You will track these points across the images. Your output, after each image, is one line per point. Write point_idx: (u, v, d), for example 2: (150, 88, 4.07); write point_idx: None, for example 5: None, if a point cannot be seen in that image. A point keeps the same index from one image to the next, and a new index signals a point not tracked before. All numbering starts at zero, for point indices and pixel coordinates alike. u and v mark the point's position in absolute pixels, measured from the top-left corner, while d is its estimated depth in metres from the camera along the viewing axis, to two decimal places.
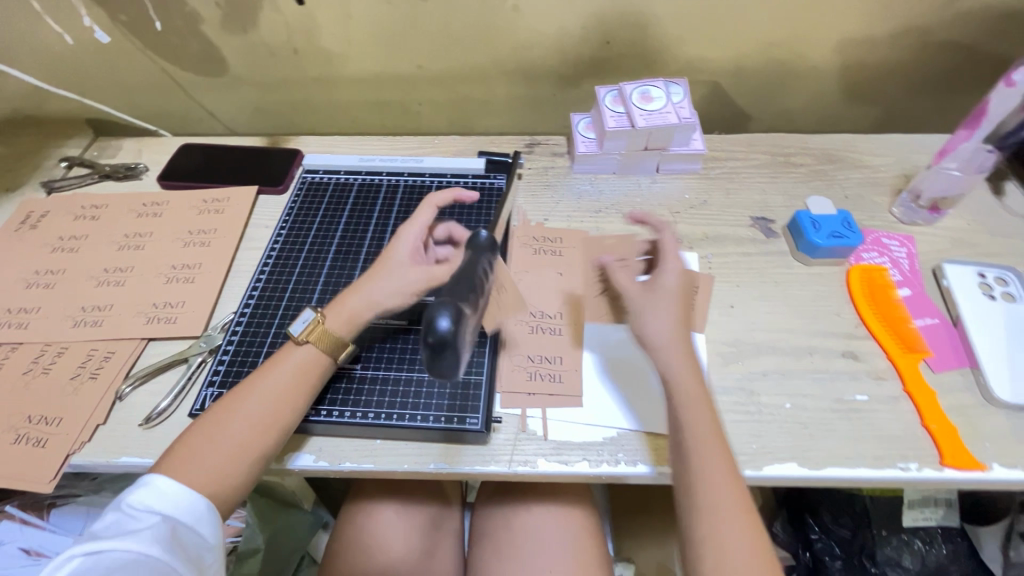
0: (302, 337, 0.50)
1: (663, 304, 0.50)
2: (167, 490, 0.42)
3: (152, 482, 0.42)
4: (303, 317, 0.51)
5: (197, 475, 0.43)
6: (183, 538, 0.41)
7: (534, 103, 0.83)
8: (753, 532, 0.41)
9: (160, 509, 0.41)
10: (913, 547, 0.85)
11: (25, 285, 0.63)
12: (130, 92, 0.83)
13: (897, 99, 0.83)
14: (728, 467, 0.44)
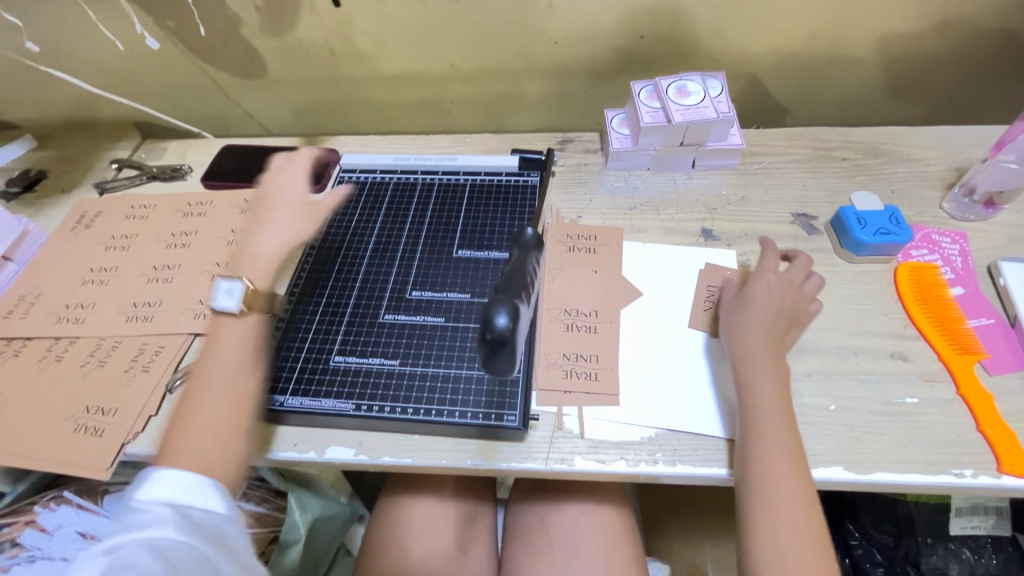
0: (245, 308, 0.53)
1: (758, 314, 0.53)
2: (173, 480, 0.43)
3: (158, 478, 0.43)
4: (226, 289, 0.54)
5: (202, 457, 0.45)
6: (199, 519, 0.41)
7: (566, 99, 0.83)
8: (820, 551, 0.43)
9: (169, 496, 0.42)
10: (960, 557, 0.82)
11: (81, 282, 0.66)
12: (174, 95, 0.86)
13: (948, 89, 0.80)
14: (803, 487, 0.45)
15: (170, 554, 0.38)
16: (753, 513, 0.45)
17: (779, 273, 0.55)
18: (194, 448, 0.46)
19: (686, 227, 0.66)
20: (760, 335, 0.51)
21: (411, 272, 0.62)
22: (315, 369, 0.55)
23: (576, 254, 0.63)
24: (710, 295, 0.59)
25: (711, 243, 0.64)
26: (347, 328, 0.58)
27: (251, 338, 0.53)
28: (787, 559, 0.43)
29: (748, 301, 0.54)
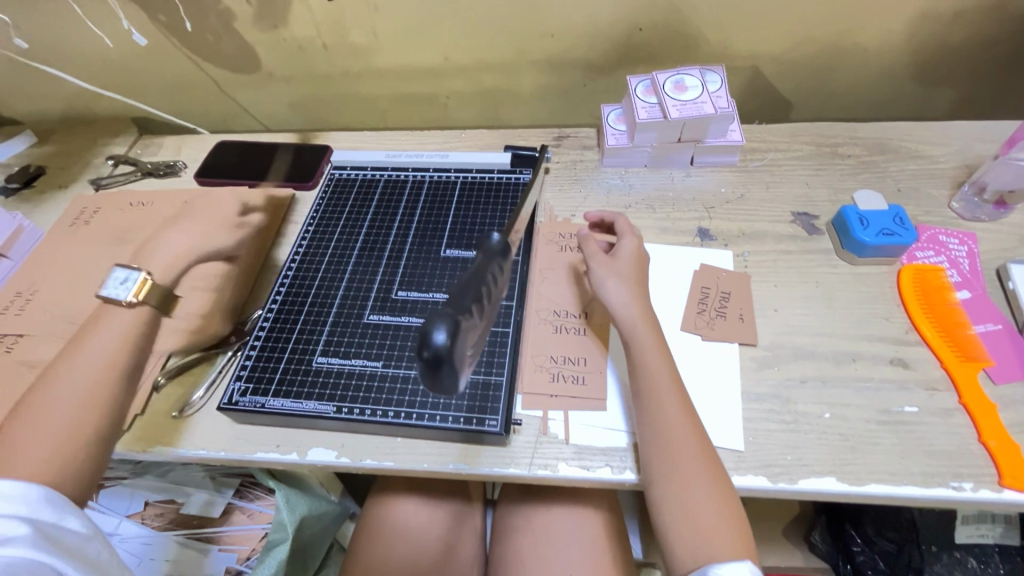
0: (131, 298, 0.48)
1: (622, 275, 0.53)
2: (9, 490, 0.40)
3: (7, 482, 0.40)
4: (116, 277, 0.48)
5: (29, 462, 0.41)
6: (51, 535, 0.40)
7: (563, 94, 0.81)
8: (726, 509, 0.42)
9: (25, 508, 0.39)
10: (965, 566, 0.80)
11: (75, 280, 0.66)
12: (170, 90, 0.86)
13: (962, 82, 0.76)
14: (700, 448, 0.45)
15: None
16: (659, 479, 0.44)
17: (634, 237, 0.57)
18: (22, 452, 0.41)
19: (681, 226, 0.65)
20: (625, 292, 0.52)
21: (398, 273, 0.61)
22: (298, 369, 0.55)
23: (559, 256, 0.62)
24: (704, 299, 0.58)
25: (707, 243, 0.63)
26: (332, 328, 0.57)
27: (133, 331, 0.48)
28: (699, 524, 0.42)
29: (610, 260, 0.55)
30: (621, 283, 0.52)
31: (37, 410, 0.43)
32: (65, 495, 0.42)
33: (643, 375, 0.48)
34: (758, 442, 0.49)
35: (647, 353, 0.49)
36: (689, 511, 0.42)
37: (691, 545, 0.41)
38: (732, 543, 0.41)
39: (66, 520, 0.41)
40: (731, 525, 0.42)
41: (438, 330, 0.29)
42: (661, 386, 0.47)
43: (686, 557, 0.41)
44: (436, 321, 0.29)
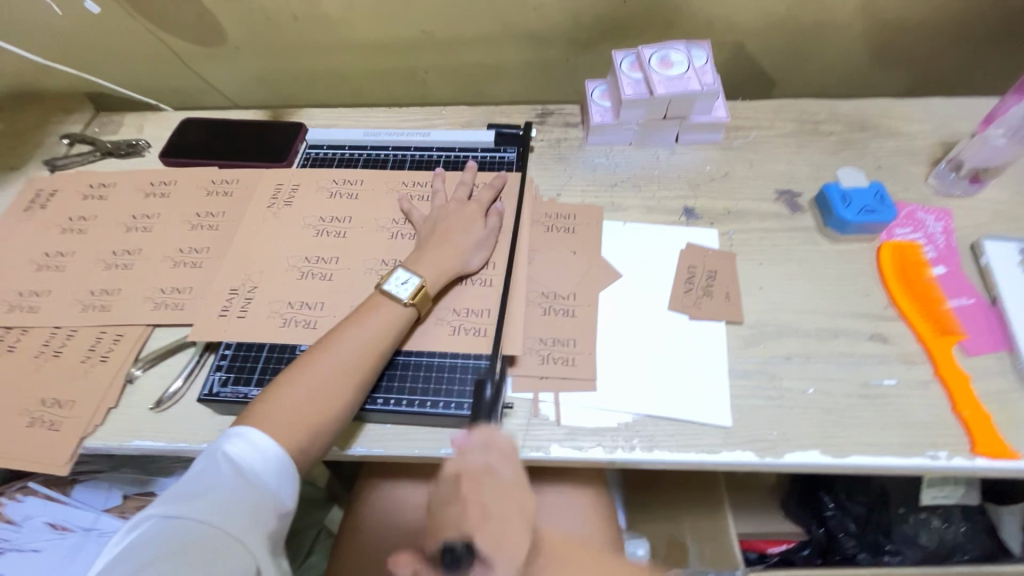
0: (406, 300, 0.51)
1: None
2: (258, 445, 0.43)
3: (243, 436, 0.43)
4: (399, 277, 0.52)
5: (282, 421, 0.45)
6: (259, 510, 0.42)
7: (545, 69, 0.79)
8: None
9: (239, 462, 0.42)
10: (930, 525, 0.86)
11: (34, 267, 0.62)
12: (129, 63, 0.81)
13: (936, 58, 0.77)
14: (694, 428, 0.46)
15: (218, 550, 0.39)
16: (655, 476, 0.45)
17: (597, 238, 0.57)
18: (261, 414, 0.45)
19: (668, 205, 0.64)
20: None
21: (377, 254, 0.59)
22: (280, 358, 0.54)
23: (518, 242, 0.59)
24: (690, 278, 0.58)
25: (693, 222, 0.63)
26: (311, 313, 0.55)
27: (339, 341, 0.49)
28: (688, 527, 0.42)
29: None
30: None
31: (321, 373, 0.47)
32: (293, 465, 0.44)
33: None
34: (744, 418, 0.50)
35: None
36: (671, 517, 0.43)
37: None
38: None
39: (279, 492, 0.43)
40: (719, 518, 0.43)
41: None
42: None
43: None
44: None
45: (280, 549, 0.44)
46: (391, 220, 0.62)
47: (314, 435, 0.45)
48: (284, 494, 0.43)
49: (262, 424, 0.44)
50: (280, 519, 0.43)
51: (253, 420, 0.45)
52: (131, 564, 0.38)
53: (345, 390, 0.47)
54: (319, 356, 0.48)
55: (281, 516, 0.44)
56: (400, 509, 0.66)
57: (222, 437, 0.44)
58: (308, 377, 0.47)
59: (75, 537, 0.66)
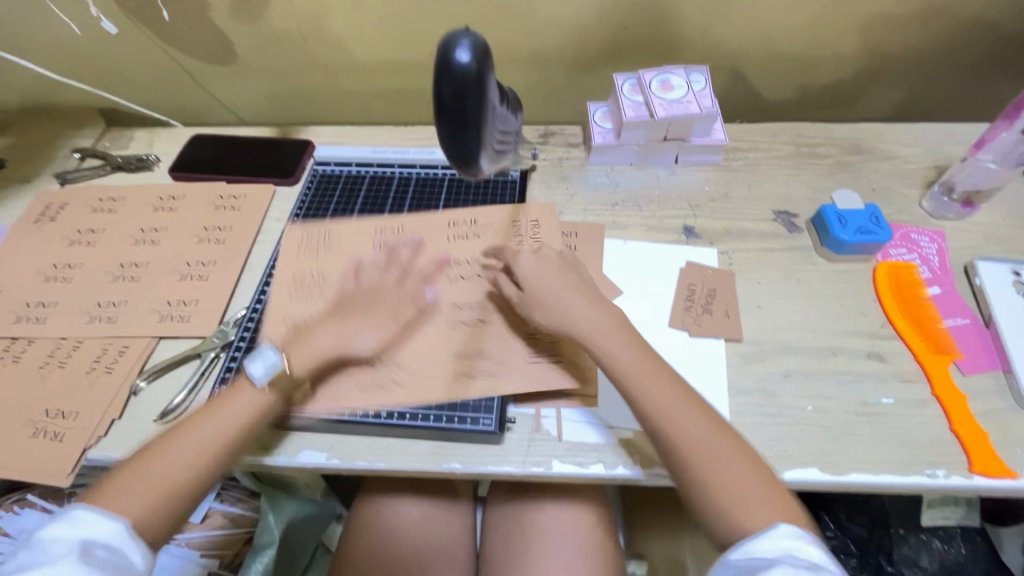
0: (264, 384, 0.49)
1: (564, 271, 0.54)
2: (78, 519, 0.41)
3: (63, 518, 0.41)
4: (265, 358, 0.50)
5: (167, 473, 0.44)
6: (104, 569, 0.39)
7: (548, 91, 0.81)
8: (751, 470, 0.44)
9: (74, 536, 0.40)
10: (931, 546, 0.85)
11: (42, 279, 0.63)
12: (142, 81, 0.83)
13: (927, 85, 0.80)
14: (698, 407, 0.47)
15: None
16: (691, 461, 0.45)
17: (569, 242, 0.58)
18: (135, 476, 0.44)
19: (667, 224, 0.66)
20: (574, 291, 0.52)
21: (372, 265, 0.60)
22: None
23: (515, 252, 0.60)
24: (690, 296, 0.59)
25: (693, 241, 0.64)
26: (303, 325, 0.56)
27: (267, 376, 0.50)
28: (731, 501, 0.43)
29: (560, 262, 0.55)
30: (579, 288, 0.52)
31: (206, 429, 0.47)
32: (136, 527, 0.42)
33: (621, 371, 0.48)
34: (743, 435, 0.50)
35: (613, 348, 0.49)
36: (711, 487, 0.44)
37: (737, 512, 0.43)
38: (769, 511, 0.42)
39: (122, 552, 0.41)
40: (766, 484, 0.44)
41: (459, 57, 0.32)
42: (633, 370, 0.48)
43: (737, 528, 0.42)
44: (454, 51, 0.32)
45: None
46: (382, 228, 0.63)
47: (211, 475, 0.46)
48: (127, 553, 0.41)
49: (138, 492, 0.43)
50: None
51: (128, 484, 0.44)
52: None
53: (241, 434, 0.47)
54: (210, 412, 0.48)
55: None
56: (400, 524, 0.66)
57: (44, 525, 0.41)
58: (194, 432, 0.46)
59: None
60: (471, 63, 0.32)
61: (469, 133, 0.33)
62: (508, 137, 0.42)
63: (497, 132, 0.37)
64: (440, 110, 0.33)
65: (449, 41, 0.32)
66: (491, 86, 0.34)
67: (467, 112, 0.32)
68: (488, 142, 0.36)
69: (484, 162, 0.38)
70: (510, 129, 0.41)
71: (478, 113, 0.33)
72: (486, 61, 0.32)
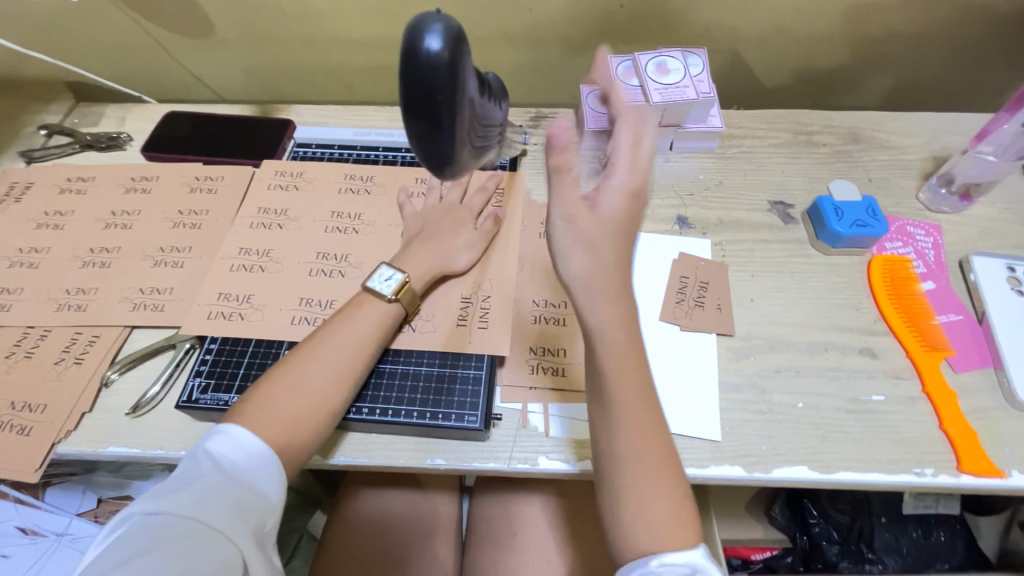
0: (391, 295, 0.50)
1: None
2: (239, 440, 0.41)
3: (224, 432, 0.42)
4: (382, 275, 0.52)
5: (291, 403, 0.44)
6: (244, 505, 0.39)
7: (541, 72, 0.78)
8: None
9: (227, 457, 0.41)
10: (910, 534, 0.86)
11: (7, 264, 0.60)
12: (111, 52, 0.78)
13: (926, 71, 0.78)
14: None
15: (202, 545, 0.37)
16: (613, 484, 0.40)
17: None
18: (260, 407, 0.44)
19: (660, 213, 0.64)
20: None
21: (313, 249, 0.59)
22: (265, 362, 0.52)
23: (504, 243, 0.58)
24: (682, 289, 0.57)
25: (686, 231, 0.62)
26: (236, 306, 0.55)
27: (352, 335, 0.48)
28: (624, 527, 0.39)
29: None
30: None
31: (323, 357, 0.47)
32: (279, 463, 0.42)
33: None
34: (732, 431, 0.49)
35: None
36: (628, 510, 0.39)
37: None
38: None
39: (263, 488, 0.41)
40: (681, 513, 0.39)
41: (426, 45, 0.28)
42: None
43: None
44: (417, 34, 0.29)
45: (271, 546, 0.41)
46: (336, 212, 0.61)
47: (321, 422, 0.45)
48: (268, 490, 0.41)
49: (254, 421, 0.43)
50: (266, 513, 0.41)
51: (248, 415, 0.43)
52: (114, 563, 0.35)
53: (342, 378, 0.46)
54: (323, 337, 0.48)
55: (269, 512, 0.41)
56: (385, 515, 0.65)
57: (205, 434, 0.42)
58: (312, 361, 0.46)
59: (48, 542, 0.66)
60: (444, 53, 0.29)
61: (442, 130, 0.31)
62: (491, 131, 0.39)
63: (473, 125, 0.35)
64: (409, 109, 0.30)
65: (418, 27, 0.29)
66: (468, 76, 0.32)
67: (439, 108, 0.30)
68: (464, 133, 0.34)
69: (461, 161, 0.35)
70: (493, 121, 0.39)
71: (451, 109, 0.30)
72: (460, 50, 0.29)
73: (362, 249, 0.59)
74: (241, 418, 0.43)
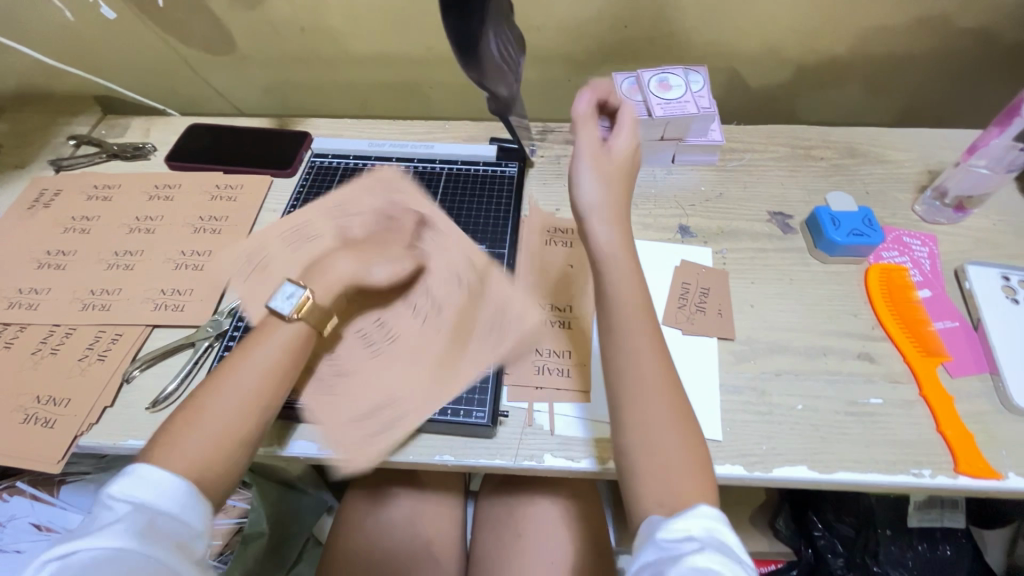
0: (294, 314, 0.48)
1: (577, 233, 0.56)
2: (152, 474, 0.39)
3: (133, 470, 0.39)
4: (285, 292, 0.49)
5: (222, 407, 0.43)
6: (162, 532, 0.37)
7: (548, 89, 0.82)
8: (690, 446, 0.40)
9: (139, 493, 0.38)
10: (915, 548, 0.84)
11: (36, 265, 0.63)
12: (139, 68, 0.82)
13: (922, 90, 0.80)
14: (667, 388, 0.42)
15: None
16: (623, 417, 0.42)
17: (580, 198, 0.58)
18: (197, 417, 0.42)
19: (663, 222, 0.66)
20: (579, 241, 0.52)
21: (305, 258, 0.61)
22: None
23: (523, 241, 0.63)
24: (684, 295, 0.59)
25: (688, 240, 0.64)
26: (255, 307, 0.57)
27: (278, 351, 0.47)
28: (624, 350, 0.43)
29: None
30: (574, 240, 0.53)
31: (237, 376, 0.44)
32: (200, 488, 0.40)
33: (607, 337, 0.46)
34: (732, 432, 0.51)
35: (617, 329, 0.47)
36: (634, 452, 0.40)
37: (659, 476, 0.39)
38: (697, 479, 0.39)
39: (184, 517, 0.39)
40: (693, 458, 0.40)
41: None
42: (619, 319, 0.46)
43: (656, 500, 0.39)
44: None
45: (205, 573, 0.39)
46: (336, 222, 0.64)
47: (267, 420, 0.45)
48: (191, 519, 0.39)
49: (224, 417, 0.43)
50: (190, 537, 0.38)
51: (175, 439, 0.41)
52: None
53: (261, 396, 0.44)
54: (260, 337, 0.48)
55: (192, 536, 0.39)
56: (392, 517, 0.66)
57: (114, 475, 0.40)
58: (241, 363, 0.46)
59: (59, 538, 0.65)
60: None
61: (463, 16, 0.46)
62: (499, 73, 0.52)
63: (498, 69, 0.52)
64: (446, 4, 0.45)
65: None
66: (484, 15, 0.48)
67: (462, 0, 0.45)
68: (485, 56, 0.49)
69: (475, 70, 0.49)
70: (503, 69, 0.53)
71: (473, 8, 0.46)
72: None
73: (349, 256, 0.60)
74: (193, 429, 0.42)
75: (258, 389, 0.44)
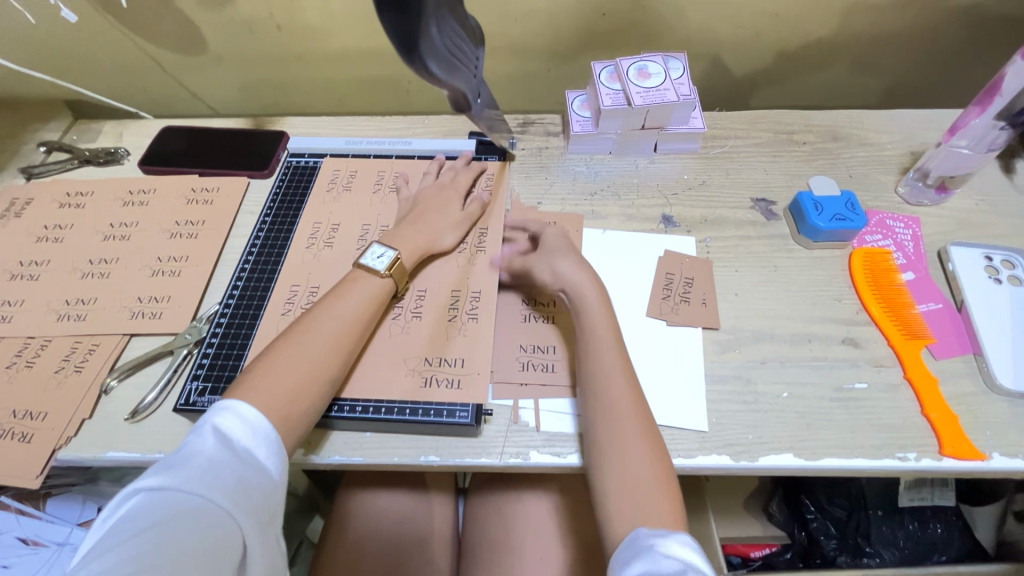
0: (385, 271, 0.53)
1: (562, 250, 0.57)
2: (247, 419, 0.42)
3: (230, 410, 0.42)
4: (375, 252, 0.55)
5: (267, 394, 0.44)
6: (248, 482, 0.39)
7: (528, 79, 0.80)
8: (661, 468, 0.44)
9: (231, 436, 0.41)
10: (907, 528, 0.85)
11: (8, 276, 0.61)
12: (110, 70, 0.80)
13: (904, 70, 0.80)
14: (640, 418, 0.47)
15: (203, 520, 0.37)
16: (599, 436, 0.46)
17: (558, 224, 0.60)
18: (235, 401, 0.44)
19: (646, 213, 0.65)
20: (567, 266, 0.55)
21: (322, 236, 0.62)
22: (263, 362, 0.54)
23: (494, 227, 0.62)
24: (668, 285, 0.59)
25: (671, 230, 0.64)
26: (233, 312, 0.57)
27: (342, 322, 0.49)
28: (598, 373, 0.48)
29: (547, 242, 0.58)
30: (558, 260, 0.55)
31: (299, 347, 0.47)
32: (281, 441, 0.43)
33: (591, 366, 0.49)
34: (718, 422, 0.50)
35: (600, 356, 0.49)
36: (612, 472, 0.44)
37: (628, 495, 0.43)
38: (666, 499, 0.43)
39: (268, 466, 0.41)
40: (660, 470, 0.44)
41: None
42: (601, 345, 0.50)
43: (625, 510, 0.42)
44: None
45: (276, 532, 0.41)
46: (317, 223, 0.63)
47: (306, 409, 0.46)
48: (273, 468, 0.42)
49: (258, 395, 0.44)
50: (270, 493, 0.41)
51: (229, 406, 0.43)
52: (116, 538, 0.35)
53: (328, 366, 0.47)
54: (301, 330, 0.48)
55: (272, 491, 0.41)
56: (383, 518, 0.66)
57: (211, 410, 0.43)
58: (284, 355, 0.46)
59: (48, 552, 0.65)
60: None
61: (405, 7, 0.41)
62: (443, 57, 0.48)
63: (447, 65, 0.49)
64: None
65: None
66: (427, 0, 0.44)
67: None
68: (429, 51, 0.46)
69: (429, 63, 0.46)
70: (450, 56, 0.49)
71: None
72: None
73: (336, 261, 0.60)
74: (246, 394, 0.44)
75: (327, 363, 0.47)
